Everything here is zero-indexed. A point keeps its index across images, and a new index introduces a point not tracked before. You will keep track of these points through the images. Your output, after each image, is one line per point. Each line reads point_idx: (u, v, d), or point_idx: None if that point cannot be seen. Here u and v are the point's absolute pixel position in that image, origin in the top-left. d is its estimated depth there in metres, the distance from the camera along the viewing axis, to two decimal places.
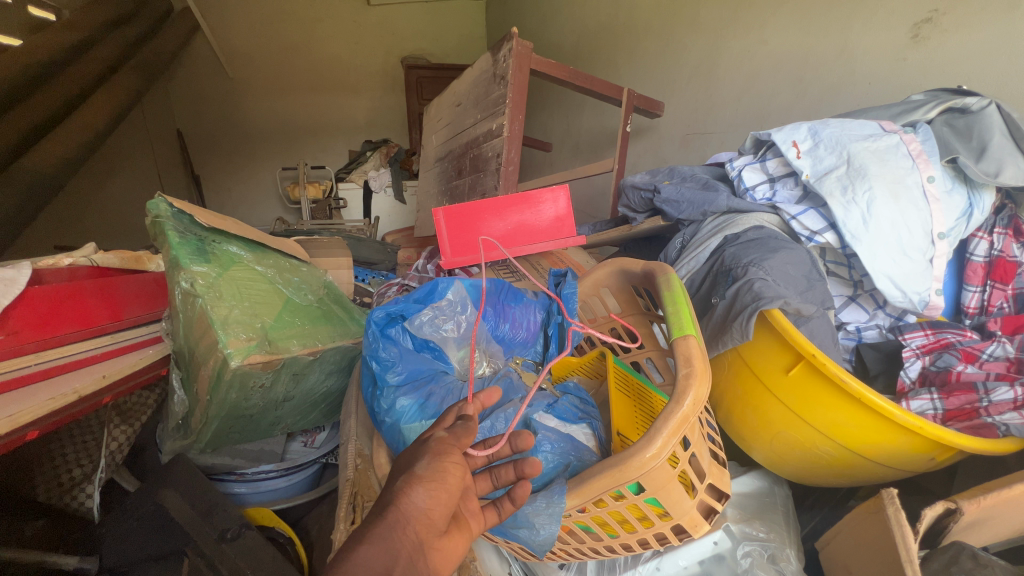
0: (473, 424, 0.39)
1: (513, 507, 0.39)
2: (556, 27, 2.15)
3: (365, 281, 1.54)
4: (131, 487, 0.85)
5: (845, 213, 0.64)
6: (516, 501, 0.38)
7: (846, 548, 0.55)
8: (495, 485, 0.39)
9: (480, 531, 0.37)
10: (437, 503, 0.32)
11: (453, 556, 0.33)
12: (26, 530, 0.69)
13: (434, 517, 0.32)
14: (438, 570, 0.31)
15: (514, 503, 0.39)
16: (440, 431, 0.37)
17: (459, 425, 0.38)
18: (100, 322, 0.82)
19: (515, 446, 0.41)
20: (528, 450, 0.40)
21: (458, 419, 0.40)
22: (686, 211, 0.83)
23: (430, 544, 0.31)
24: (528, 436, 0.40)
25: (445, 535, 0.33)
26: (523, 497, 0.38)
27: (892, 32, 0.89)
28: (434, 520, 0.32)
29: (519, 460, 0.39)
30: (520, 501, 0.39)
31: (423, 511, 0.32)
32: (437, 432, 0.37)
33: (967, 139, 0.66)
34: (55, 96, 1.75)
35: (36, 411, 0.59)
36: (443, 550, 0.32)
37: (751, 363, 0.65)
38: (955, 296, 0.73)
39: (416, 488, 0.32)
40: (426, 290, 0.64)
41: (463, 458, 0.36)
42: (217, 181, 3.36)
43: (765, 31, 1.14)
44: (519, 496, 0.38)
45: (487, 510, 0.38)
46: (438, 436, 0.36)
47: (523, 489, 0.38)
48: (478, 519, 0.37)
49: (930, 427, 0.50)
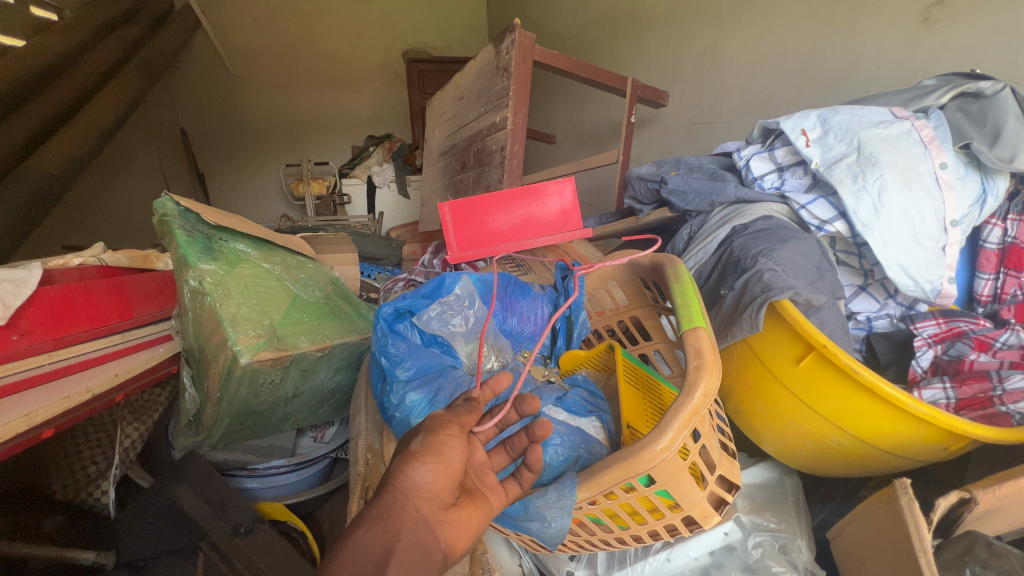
0: (476, 405, 0.41)
1: (532, 476, 0.41)
2: (559, 17, 2.13)
3: (371, 276, 1.55)
4: (146, 483, 0.88)
5: (855, 202, 0.64)
6: (533, 468, 0.40)
7: (857, 538, 0.55)
8: (511, 455, 0.43)
9: (500, 505, 0.39)
10: (437, 478, 0.34)
11: (468, 528, 0.35)
12: (43, 527, 0.70)
13: (436, 491, 0.33)
14: (450, 543, 0.33)
15: (532, 470, 0.41)
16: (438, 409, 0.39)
17: (459, 408, 0.39)
18: (111, 322, 0.83)
19: (522, 411, 0.44)
20: (535, 413, 0.43)
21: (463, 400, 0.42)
22: (693, 202, 0.82)
23: (437, 517, 0.33)
24: (532, 401, 0.43)
25: (454, 508, 0.34)
26: (537, 456, 0.40)
27: (902, 17, 0.88)
28: (435, 494, 0.33)
29: (530, 425, 0.41)
30: (537, 467, 0.40)
31: (425, 486, 0.33)
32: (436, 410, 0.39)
33: (981, 124, 0.65)
34: (60, 97, 1.76)
35: (49, 411, 0.60)
36: (452, 522, 0.34)
37: (761, 354, 0.65)
38: (968, 284, 0.73)
39: (414, 466, 0.33)
40: (433, 285, 0.65)
41: (460, 431, 0.37)
42: (221, 179, 3.37)
43: (771, 17, 1.12)
44: (534, 462, 0.40)
45: (507, 484, 0.41)
46: (434, 413, 0.38)
47: (536, 453, 0.40)
48: (499, 494, 0.39)
49: (943, 417, 0.50)
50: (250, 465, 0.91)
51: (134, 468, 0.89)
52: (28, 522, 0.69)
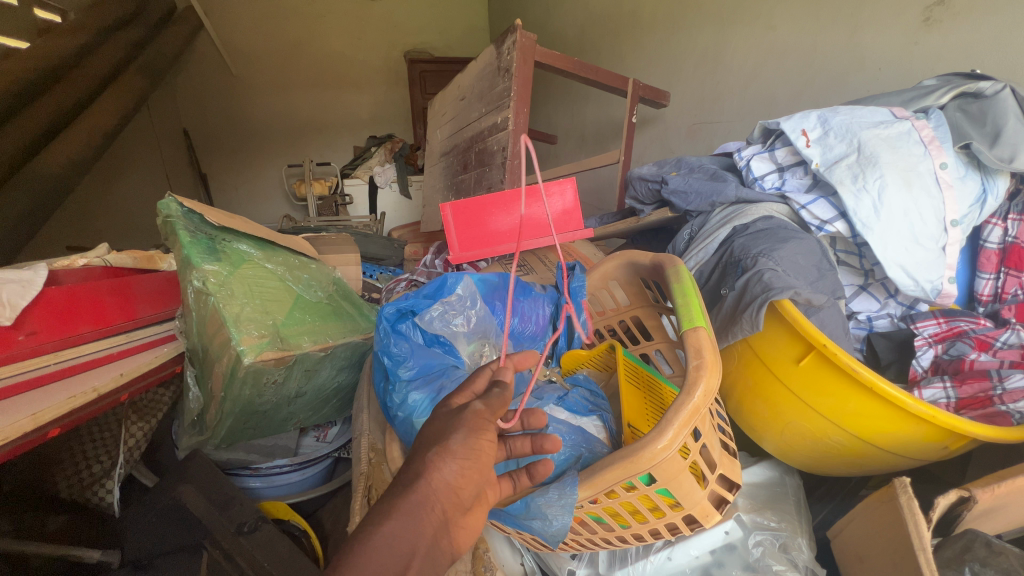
0: (509, 394, 0.39)
1: (529, 483, 0.40)
2: (560, 17, 2.13)
3: (374, 276, 1.56)
4: (149, 482, 0.88)
5: (855, 202, 0.64)
6: (535, 477, 0.39)
7: (858, 537, 0.55)
8: (509, 455, 0.40)
9: (494, 502, 0.37)
10: (466, 481, 0.33)
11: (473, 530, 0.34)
12: (48, 526, 0.71)
13: (461, 494, 0.32)
14: (458, 544, 0.32)
15: (532, 479, 0.40)
16: (476, 403, 0.38)
17: (494, 399, 0.38)
18: (116, 322, 0.84)
19: (527, 423, 0.43)
20: (539, 428, 0.43)
21: (492, 386, 0.40)
22: (693, 202, 0.82)
23: (455, 520, 0.32)
24: (541, 416, 0.43)
25: (469, 513, 0.34)
26: (543, 472, 0.39)
27: (903, 17, 0.88)
28: (461, 497, 0.32)
29: (539, 435, 0.40)
30: (538, 478, 0.39)
31: (452, 488, 0.32)
32: (473, 402, 0.37)
33: (981, 124, 0.65)
34: (64, 98, 1.77)
35: (57, 410, 0.61)
36: (466, 527, 0.33)
37: (761, 353, 0.65)
38: (969, 283, 0.73)
39: (436, 466, 0.32)
40: (436, 285, 0.65)
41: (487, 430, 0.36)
42: (223, 180, 3.38)
43: (772, 17, 1.12)
44: (540, 472, 0.39)
45: (504, 481, 0.39)
46: (474, 408, 0.36)
47: (544, 467, 0.39)
48: (495, 490, 0.37)
49: (942, 416, 0.50)
50: (252, 464, 0.92)
51: (138, 466, 0.90)
52: (34, 522, 0.70)
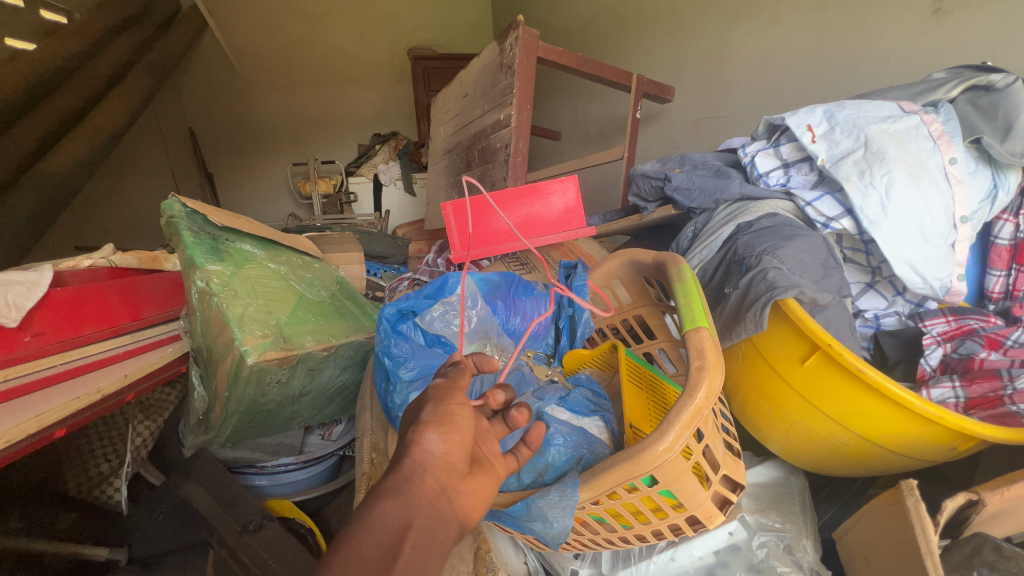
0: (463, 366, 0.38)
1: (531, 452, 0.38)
2: (564, 13, 2.11)
3: (377, 275, 1.55)
4: (155, 479, 0.91)
5: (862, 198, 0.63)
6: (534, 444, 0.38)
7: (864, 539, 0.54)
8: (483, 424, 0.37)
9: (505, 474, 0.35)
10: (452, 446, 0.30)
11: (481, 496, 0.31)
12: (58, 523, 0.72)
13: (452, 460, 0.30)
14: (467, 510, 0.30)
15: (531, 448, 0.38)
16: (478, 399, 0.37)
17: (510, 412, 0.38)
18: (122, 322, 0.85)
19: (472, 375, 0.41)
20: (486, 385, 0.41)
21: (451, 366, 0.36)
22: (697, 199, 0.82)
23: (455, 487, 0.29)
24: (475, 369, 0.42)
25: (469, 478, 0.31)
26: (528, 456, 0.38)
27: (912, 9, 0.86)
28: (452, 464, 0.30)
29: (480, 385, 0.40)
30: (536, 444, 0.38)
31: (438, 456, 0.29)
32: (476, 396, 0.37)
33: (992, 119, 0.64)
34: (70, 98, 1.79)
35: (61, 411, 0.61)
36: (468, 493, 0.30)
37: (765, 352, 0.64)
38: (979, 280, 0.72)
39: (426, 433, 0.30)
40: (437, 285, 0.64)
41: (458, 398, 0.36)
42: (229, 179, 3.40)
43: (778, 10, 1.11)
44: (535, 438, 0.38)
45: (509, 457, 0.36)
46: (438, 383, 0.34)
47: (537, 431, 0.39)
48: (502, 463, 0.35)
49: (951, 417, 0.49)
50: (258, 462, 0.92)
51: (146, 466, 0.90)
52: (44, 518, 0.71)
